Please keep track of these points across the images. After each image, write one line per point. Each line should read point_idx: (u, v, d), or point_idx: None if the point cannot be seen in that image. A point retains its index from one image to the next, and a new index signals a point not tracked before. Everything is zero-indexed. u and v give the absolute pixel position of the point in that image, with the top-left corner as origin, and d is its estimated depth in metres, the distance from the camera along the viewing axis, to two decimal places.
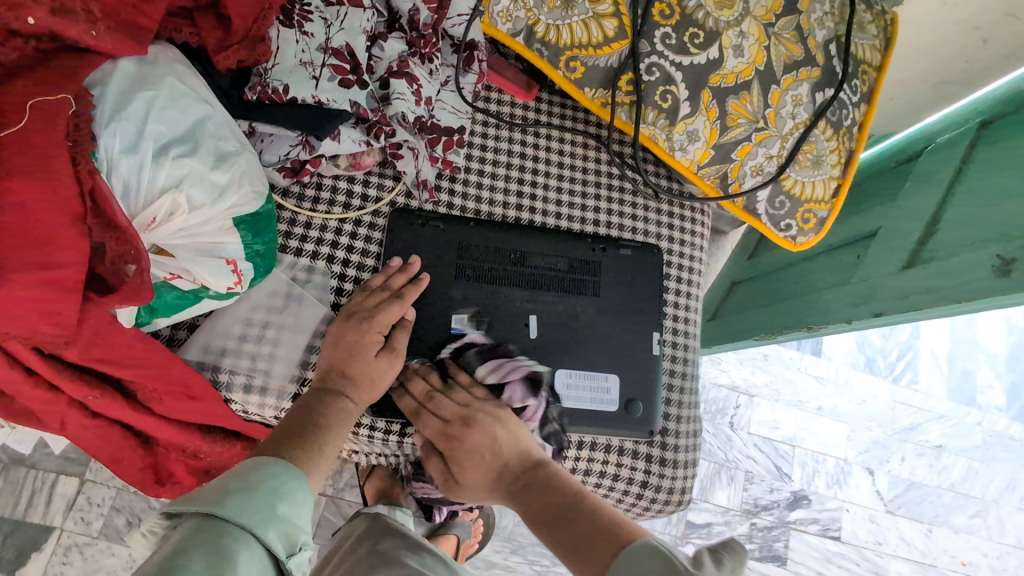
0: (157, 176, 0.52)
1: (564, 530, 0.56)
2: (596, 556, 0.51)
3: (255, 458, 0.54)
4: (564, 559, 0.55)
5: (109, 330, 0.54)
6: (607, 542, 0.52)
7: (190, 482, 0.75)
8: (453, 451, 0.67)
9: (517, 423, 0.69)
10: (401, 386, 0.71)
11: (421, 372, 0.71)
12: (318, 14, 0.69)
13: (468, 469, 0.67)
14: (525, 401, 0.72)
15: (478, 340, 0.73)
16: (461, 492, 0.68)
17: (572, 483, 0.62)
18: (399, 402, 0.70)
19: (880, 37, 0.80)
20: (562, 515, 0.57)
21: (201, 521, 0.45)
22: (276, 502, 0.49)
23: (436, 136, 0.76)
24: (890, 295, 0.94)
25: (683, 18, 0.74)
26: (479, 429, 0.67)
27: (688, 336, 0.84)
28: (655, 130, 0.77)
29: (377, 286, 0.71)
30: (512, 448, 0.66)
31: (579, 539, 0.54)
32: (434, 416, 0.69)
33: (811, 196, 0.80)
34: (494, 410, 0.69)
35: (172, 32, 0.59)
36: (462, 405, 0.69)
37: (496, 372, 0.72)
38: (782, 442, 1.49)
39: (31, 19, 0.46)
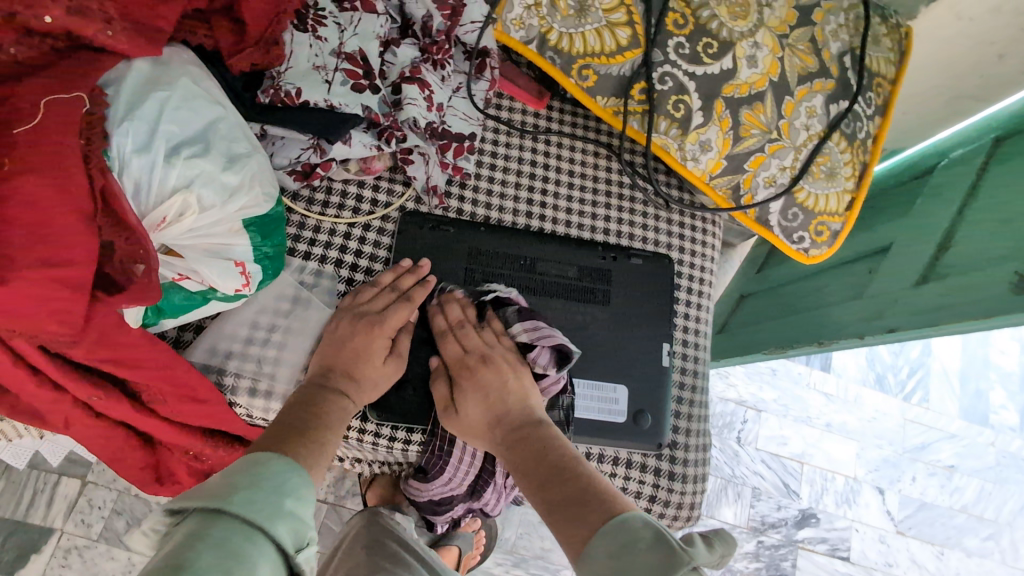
0: (168, 175, 0.52)
1: (554, 487, 0.54)
2: (583, 519, 0.49)
3: (256, 454, 0.52)
4: (545, 514, 0.53)
5: (115, 330, 0.53)
6: (597, 508, 0.49)
7: (189, 482, 0.73)
8: (464, 379, 0.67)
9: (533, 382, 0.68)
10: (438, 307, 0.72)
11: (461, 303, 0.72)
12: (332, 19, 0.69)
13: (471, 402, 0.66)
14: (546, 369, 0.70)
15: (516, 300, 0.73)
16: (456, 425, 0.67)
17: (570, 447, 0.59)
18: (432, 319, 0.72)
19: (894, 50, 0.80)
20: (556, 472, 0.55)
21: (208, 515, 0.43)
22: (285, 497, 0.47)
23: (447, 142, 0.76)
24: (903, 310, 0.92)
25: (697, 28, 0.73)
26: (495, 369, 0.67)
27: (698, 348, 0.82)
28: (667, 140, 0.77)
29: (386, 283, 0.72)
30: (521, 398, 0.66)
31: (567, 500, 0.52)
32: (458, 343, 0.70)
33: (824, 208, 0.79)
34: (512, 362, 0.69)
35: (187, 33, 0.59)
36: (487, 343, 0.70)
37: (530, 331, 0.71)
38: (790, 459, 1.46)
39: (48, 17, 0.46)
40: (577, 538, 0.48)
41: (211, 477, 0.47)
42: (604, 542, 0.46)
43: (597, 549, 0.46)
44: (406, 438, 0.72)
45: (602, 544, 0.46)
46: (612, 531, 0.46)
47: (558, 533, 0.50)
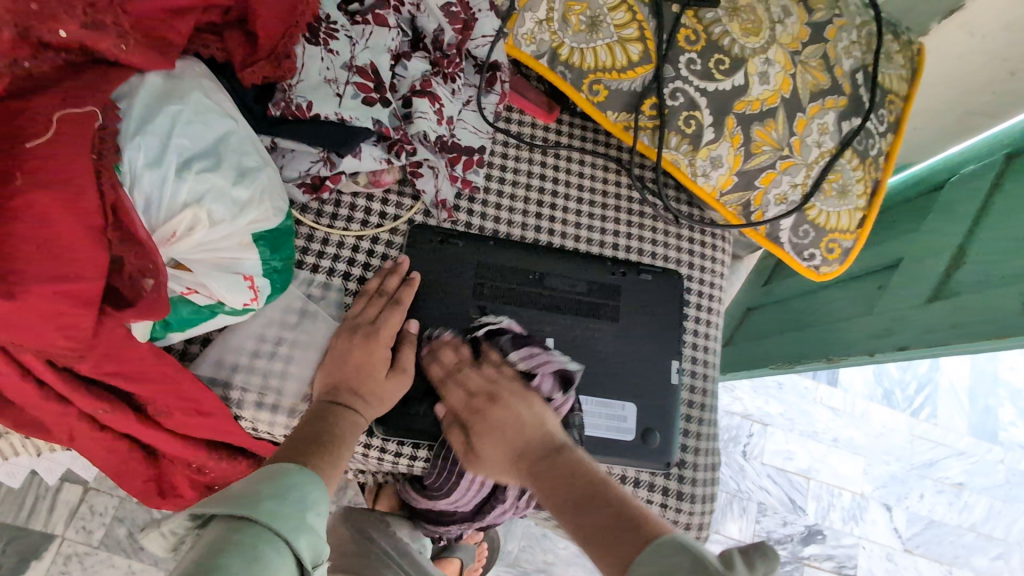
0: (178, 190, 0.52)
1: (584, 519, 0.51)
2: (620, 552, 0.47)
3: (275, 466, 0.53)
4: (582, 547, 0.51)
5: (122, 344, 0.53)
6: (632, 538, 0.47)
7: (192, 496, 0.72)
8: (473, 422, 0.65)
9: (543, 405, 0.65)
10: (431, 354, 0.70)
11: (452, 345, 0.71)
12: (343, 32, 0.69)
13: (487, 441, 0.64)
14: (552, 395, 0.68)
15: (510, 328, 0.72)
16: (480, 469, 0.65)
17: (594, 470, 0.56)
18: (427, 369, 0.70)
19: (907, 67, 0.79)
20: (582, 501, 0.53)
21: (233, 520, 0.44)
22: (305, 511, 0.48)
23: (456, 155, 0.76)
24: (913, 328, 0.91)
25: (709, 44, 0.73)
26: (503, 403, 0.64)
27: (707, 365, 0.82)
28: (677, 156, 0.77)
29: (372, 291, 0.72)
30: (534, 422, 0.62)
31: (599, 531, 0.50)
32: (461, 387, 0.68)
33: (835, 226, 0.78)
34: (521, 389, 0.66)
35: (200, 46, 0.59)
36: (489, 379, 0.67)
37: (528, 360, 0.69)
38: (796, 474, 1.45)
39: (63, 31, 0.46)
40: (618, 570, 0.46)
41: (235, 484, 0.48)
42: (646, 574, 0.44)
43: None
44: (411, 452, 0.71)
45: None
46: (651, 561, 0.44)
47: (598, 566, 0.48)
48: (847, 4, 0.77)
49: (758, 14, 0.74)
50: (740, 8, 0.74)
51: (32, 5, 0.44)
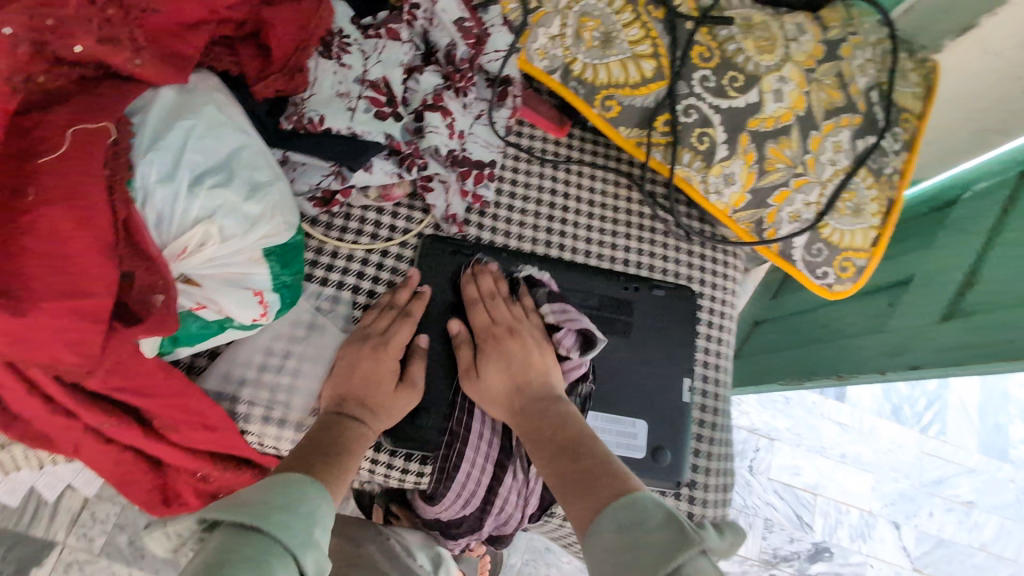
0: (191, 206, 0.52)
1: (569, 464, 0.56)
2: (593, 495, 0.51)
3: (286, 475, 0.52)
4: (557, 490, 0.55)
5: (131, 359, 0.52)
6: (608, 487, 0.51)
7: (196, 504, 0.68)
8: (490, 347, 0.68)
9: (555, 362, 0.69)
10: (470, 276, 0.73)
11: (493, 276, 0.73)
12: (356, 46, 0.69)
13: (496, 369, 0.67)
14: (569, 352, 0.70)
15: (547, 282, 0.74)
16: (476, 390, 0.68)
17: (584, 427, 0.61)
18: (464, 287, 0.73)
19: (923, 85, 0.79)
20: (570, 450, 0.57)
21: (243, 532, 0.43)
22: (314, 528, 0.47)
23: (467, 170, 0.76)
24: (927, 347, 0.90)
25: (723, 61, 0.73)
26: (522, 342, 0.68)
27: (719, 383, 0.81)
28: (690, 172, 0.76)
29: (385, 303, 0.71)
30: (542, 374, 0.67)
31: (580, 476, 0.54)
32: (486, 312, 0.70)
33: (849, 244, 0.77)
34: (540, 337, 0.70)
35: (213, 60, 0.59)
36: (516, 317, 0.71)
37: (557, 313, 0.71)
38: (803, 490, 1.43)
39: (79, 46, 0.46)
40: (587, 512, 0.50)
41: (245, 492, 0.48)
42: (613, 516, 0.48)
43: (605, 524, 0.48)
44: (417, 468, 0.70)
45: (612, 521, 0.48)
46: (622, 508, 0.48)
47: (569, 508, 0.52)
48: (862, 22, 0.77)
49: (773, 32, 0.74)
50: (755, 26, 0.74)
51: (48, 20, 0.43)
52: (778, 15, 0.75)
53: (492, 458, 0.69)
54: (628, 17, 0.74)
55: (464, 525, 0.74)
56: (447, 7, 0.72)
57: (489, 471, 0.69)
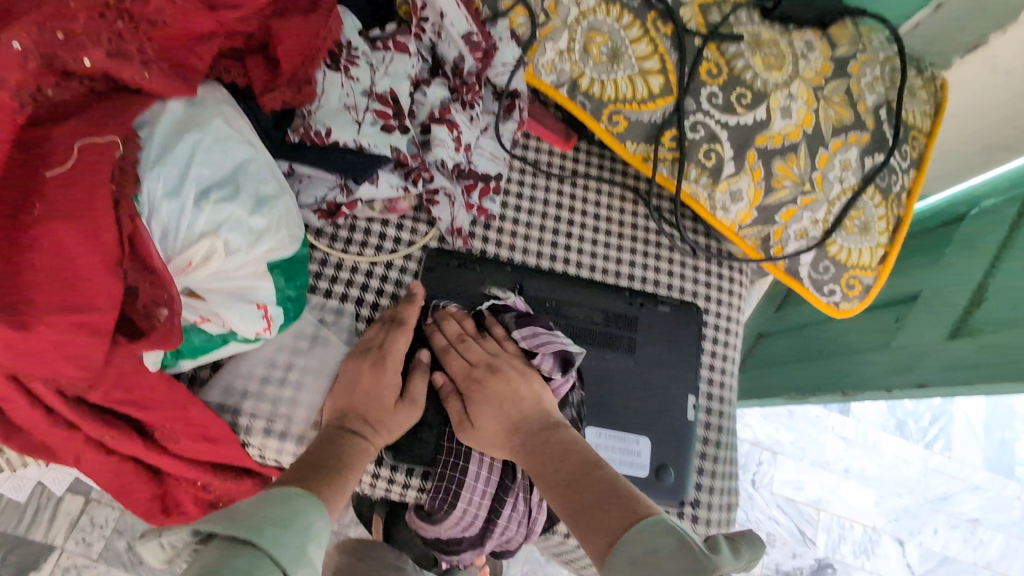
0: (196, 220, 0.52)
1: (576, 494, 0.54)
2: (606, 527, 0.50)
3: (284, 489, 0.52)
4: (569, 522, 0.54)
5: (134, 373, 0.52)
6: (619, 516, 0.50)
7: (195, 512, 0.70)
8: (473, 392, 0.66)
9: (543, 384, 0.67)
10: (435, 325, 0.72)
11: (457, 317, 0.72)
12: (364, 58, 0.69)
13: (486, 413, 0.65)
14: (552, 373, 0.69)
15: (513, 306, 0.73)
16: (472, 438, 0.66)
17: (585, 447, 0.59)
18: (431, 338, 0.71)
19: (930, 102, 0.79)
20: (576, 478, 0.56)
21: (238, 547, 0.42)
22: (307, 544, 0.47)
23: (472, 183, 0.76)
24: (934, 365, 0.89)
25: (731, 78, 0.73)
26: (504, 377, 0.66)
27: (724, 401, 0.80)
28: (697, 188, 0.75)
29: (386, 318, 0.71)
30: (533, 402, 0.65)
31: (589, 505, 0.52)
32: (461, 357, 0.69)
33: (856, 262, 0.77)
34: (520, 365, 0.68)
35: (222, 71, 0.58)
36: (491, 353, 0.69)
37: (529, 339, 0.69)
38: (807, 505, 1.41)
39: (88, 60, 0.46)
40: (601, 544, 0.49)
41: (244, 504, 0.47)
42: (630, 548, 0.47)
43: (622, 557, 0.47)
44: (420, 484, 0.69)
45: (628, 553, 0.47)
46: (638, 539, 0.47)
47: (584, 542, 0.51)
48: (871, 40, 0.77)
49: (781, 48, 0.73)
50: (764, 42, 0.73)
51: (58, 34, 0.43)
52: (787, 31, 0.75)
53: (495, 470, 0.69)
54: (637, 32, 0.73)
55: (465, 543, 0.70)
56: (455, 20, 0.71)
57: (493, 483, 0.68)
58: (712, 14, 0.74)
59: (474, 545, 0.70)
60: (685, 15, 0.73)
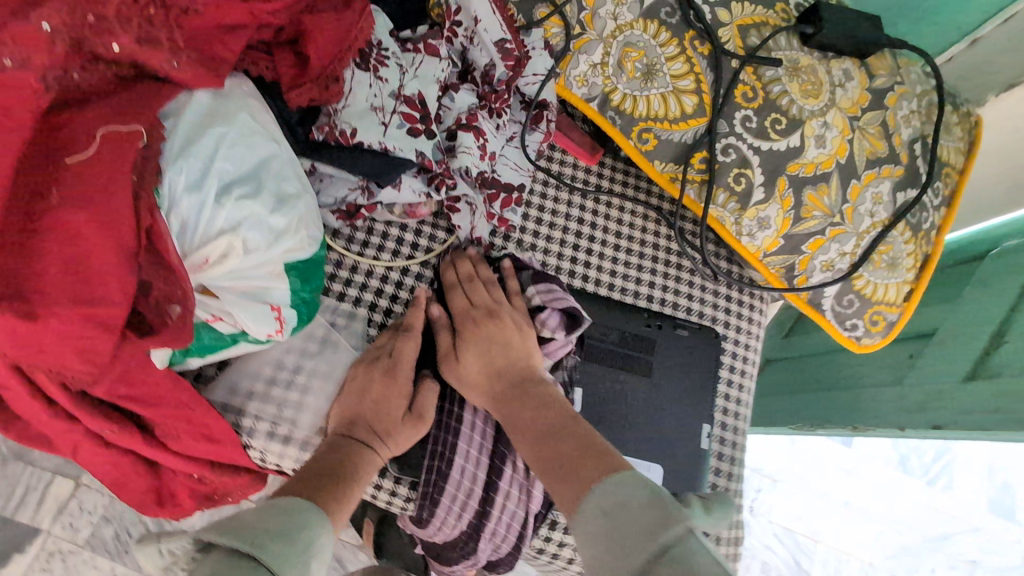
0: (215, 217, 0.51)
1: (550, 445, 0.55)
2: (576, 476, 0.50)
3: (288, 500, 0.50)
4: (540, 469, 0.55)
5: (140, 369, 0.50)
6: (592, 467, 0.50)
7: (190, 505, 0.66)
8: (470, 332, 0.67)
9: (536, 343, 0.68)
10: (449, 262, 0.73)
11: (472, 260, 0.73)
12: (394, 60, 0.67)
13: (475, 353, 0.66)
14: (554, 333, 0.69)
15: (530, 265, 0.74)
16: (454, 373, 0.67)
17: (567, 407, 0.60)
18: (442, 272, 0.72)
19: (964, 140, 0.77)
20: (554, 430, 0.56)
21: (238, 560, 0.41)
22: (310, 558, 0.45)
23: (495, 192, 0.74)
24: (950, 407, 0.86)
25: (767, 103, 0.71)
26: (501, 324, 0.67)
27: (737, 430, 0.79)
28: (724, 213, 0.74)
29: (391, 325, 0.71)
30: (524, 357, 0.66)
31: (562, 456, 0.53)
32: (465, 296, 0.69)
33: (882, 298, 0.75)
34: (520, 318, 0.69)
35: (248, 64, 0.57)
36: (495, 300, 0.69)
37: (543, 294, 0.70)
38: (804, 535, 1.38)
39: (116, 45, 0.44)
40: (570, 494, 0.49)
41: (246, 516, 0.46)
42: (597, 497, 0.47)
43: (592, 507, 0.47)
44: (413, 495, 0.67)
45: (597, 503, 0.47)
46: (606, 488, 0.47)
47: (553, 490, 0.52)
48: (909, 72, 0.75)
49: (820, 76, 0.72)
50: (802, 68, 0.72)
51: (88, 16, 0.42)
52: (826, 58, 0.73)
53: (482, 484, 0.66)
54: (673, 50, 0.72)
55: (458, 549, 0.67)
56: (489, 26, 0.70)
57: (484, 466, 0.67)
58: (752, 37, 0.72)
59: (467, 550, 0.67)
60: (724, 35, 0.72)
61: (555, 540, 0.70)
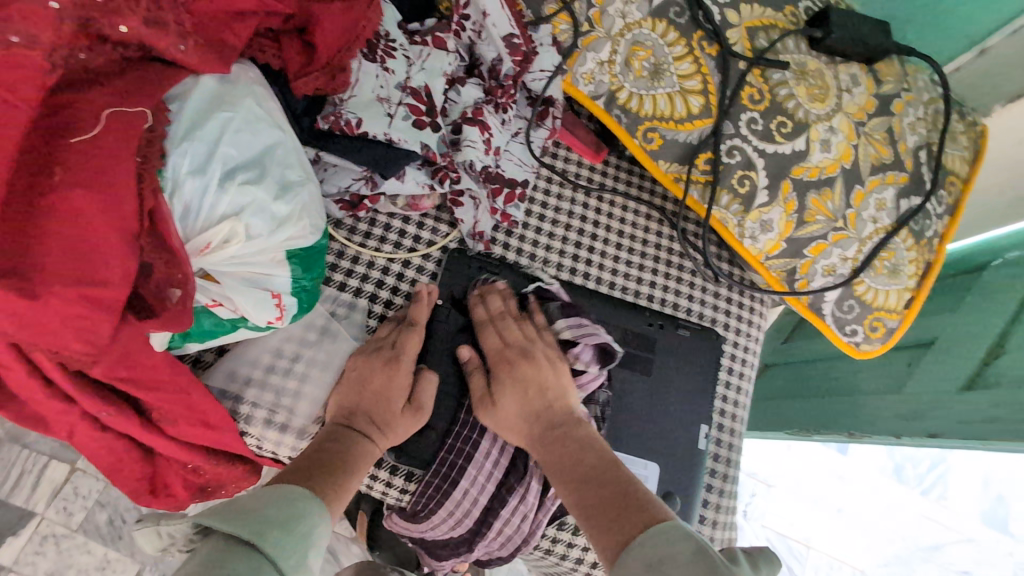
0: (219, 201, 0.51)
1: (591, 493, 0.54)
2: (619, 528, 0.50)
3: (290, 489, 0.50)
4: (583, 520, 0.54)
5: (138, 352, 0.50)
6: (634, 519, 0.50)
7: (184, 497, 0.66)
8: (503, 371, 0.66)
9: (570, 379, 0.68)
10: (480, 296, 0.72)
11: (502, 293, 0.72)
12: (401, 51, 0.67)
13: (511, 394, 0.65)
14: (587, 366, 0.70)
15: (557, 295, 0.73)
16: (489, 416, 0.66)
17: (604, 448, 0.60)
18: (471, 310, 0.71)
19: (970, 149, 0.77)
20: (593, 479, 0.56)
21: (236, 546, 0.41)
22: (309, 551, 0.45)
23: (499, 187, 0.75)
24: (946, 416, 0.86)
25: (773, 105, 0.71)
26: (536, 365, 0.66)
27: (733, 433, 0.79)
28: (727, 215, 0.74)
29: (392, 318, 0.71)
30: (560, 396, 0.65)
31: (606, 506, 0.53)
32: (498, 335, 0.68)
33: (882, 304, 0.75)
34: (552, 354, 0.68)
35: (255, 51, 0.56)
36: (528, 338, 0.69)
37: (574, 329, 0.70)
38: (797, 541, 1.39)
39: (124, 27, 0.44)
40: (612, 548, 0.49)
41: (247, 503, 0.46)
42: (640, 551, 0.46)
43: (634, 559, 0.46)
44: (409, 486, 0.67)
45: (639, 556, 0.46)
46: (649, 541, 0.46)
47: (594, 540, 0.51)
48: (917, 79, 0.75)
49: (827, 80, 0.72)
50: (809, 72, 0.72)
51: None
52: (833, 63, 0.73)
53: (487, 482, 0.66)
54: (681, 50, 0.72)
55: (449, 547, 0.67)
56: (497, 21, 0.70)
57: (488, 491, 0.66)
58: (760, 39, 0.72)
59: (460, 550, 0.67)
60: (732, 37, 0.72)
61: (550, 537, 0.70)
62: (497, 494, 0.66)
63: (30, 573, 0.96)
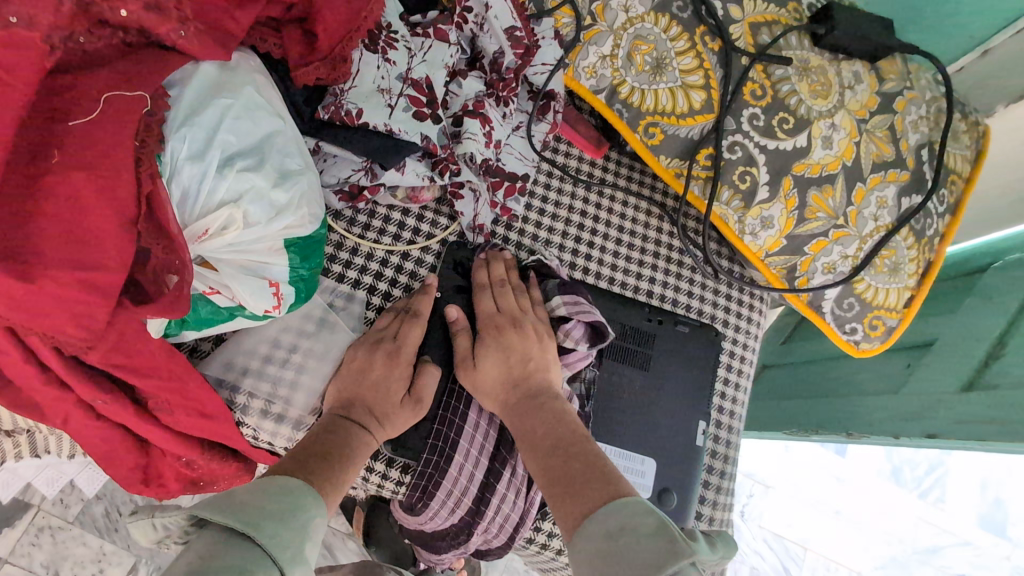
0: (217, 187, 0.50)
1: (558, 461, 0.54)
2: (580, 497, 0.49)
3: (284, 480, 0.49)
4: (546, 487, 0.54)
5: (134, 338, 0.50)
6: (598, 489, 0.49)
7: (175, 488, 0.66)
8: (489, 335, 0.66)
9: (555, 357, 0.68)
10: (485, 261, 0.73)
11: (506, 263, 0.73)
12: (403, 43, 0.67)
13: (493, 358, 0.65)
14: (577, 343, 0.70)
15: (558, 273, 0.74)
16: (469, 378, 0.66)
17: (578, 422, 0.60)
18: (476, 270, 0.72)
19: (972, 148, 0.76)
20: (563, 448, 0.56)
21: (229, 538, 0.41)
22: (305, 543, 0.45)
23: (499, 180, 0.74)
24: (945, 416, 0.86)
25: (775, 101, 0.71)
26: (523, 335, 0.67)
27: (731, 430, 0.79)
28: (727, 211, 0.74)
29: (400, 305, 0.70)
30: (543, 369, 0.65)
31: (571, 475, 0.52)
32: (492, 300, 0.69)
33: (882, 302, 0.75)
34: (543, 329, 0.69)
35: (256, 40, 0.56)
36: (520, 309, 0.69)
37: (569, 306, 0.70)
38: (793, 542, 1.40)
39: (123, 10, 0.44)
40: (572, 516, 0.49)
41: (242, 492, 0.46)
42: (600, 522, 0.46)
43: (593, 529, 0.46)
44: (405, 478, 0.67)
45: (599, 526, 0.46)
46: (610, 512, 0.46)
47: (554, 506, 0.51)
48: (919, 78, 0.75)
49: (829, 76, 0.72)
50: (812, 68, 0.72)
51: None
52: (836, 60, 0.73)
53: (480, 473, 0.66)
54: (683, 45, 0.72)
55: (449, 538, 0.68)
56: (499, 13, 0.70)
57: (482, 467, 0.67)
58: (763, 35, 0.72)
59: (457, 541, 0.67)
60: (735, 32, 0.71)
61: (545, 530, 0.70)
62: (490, 476, 0.67)
63: (25, 565, 0.95)
